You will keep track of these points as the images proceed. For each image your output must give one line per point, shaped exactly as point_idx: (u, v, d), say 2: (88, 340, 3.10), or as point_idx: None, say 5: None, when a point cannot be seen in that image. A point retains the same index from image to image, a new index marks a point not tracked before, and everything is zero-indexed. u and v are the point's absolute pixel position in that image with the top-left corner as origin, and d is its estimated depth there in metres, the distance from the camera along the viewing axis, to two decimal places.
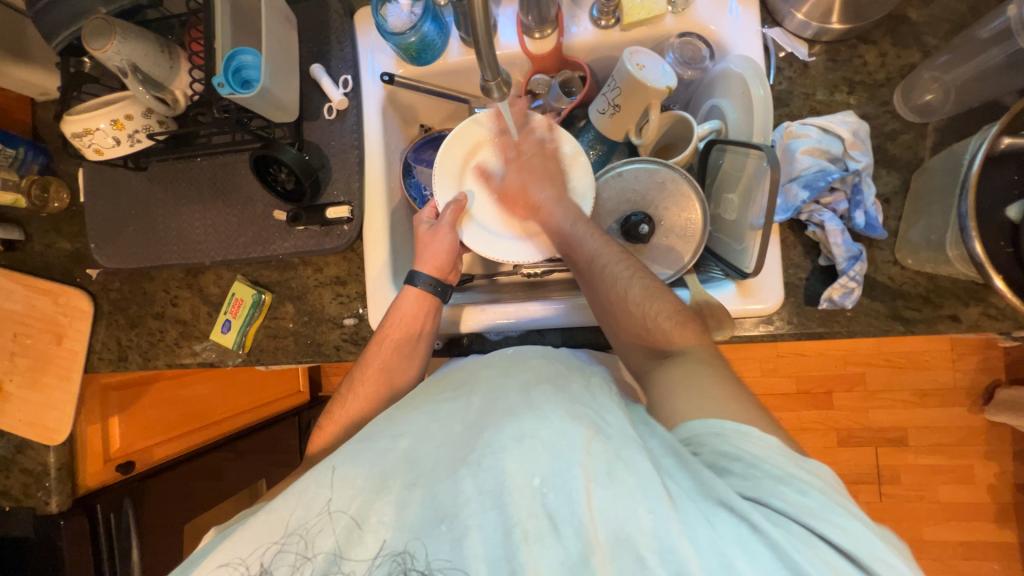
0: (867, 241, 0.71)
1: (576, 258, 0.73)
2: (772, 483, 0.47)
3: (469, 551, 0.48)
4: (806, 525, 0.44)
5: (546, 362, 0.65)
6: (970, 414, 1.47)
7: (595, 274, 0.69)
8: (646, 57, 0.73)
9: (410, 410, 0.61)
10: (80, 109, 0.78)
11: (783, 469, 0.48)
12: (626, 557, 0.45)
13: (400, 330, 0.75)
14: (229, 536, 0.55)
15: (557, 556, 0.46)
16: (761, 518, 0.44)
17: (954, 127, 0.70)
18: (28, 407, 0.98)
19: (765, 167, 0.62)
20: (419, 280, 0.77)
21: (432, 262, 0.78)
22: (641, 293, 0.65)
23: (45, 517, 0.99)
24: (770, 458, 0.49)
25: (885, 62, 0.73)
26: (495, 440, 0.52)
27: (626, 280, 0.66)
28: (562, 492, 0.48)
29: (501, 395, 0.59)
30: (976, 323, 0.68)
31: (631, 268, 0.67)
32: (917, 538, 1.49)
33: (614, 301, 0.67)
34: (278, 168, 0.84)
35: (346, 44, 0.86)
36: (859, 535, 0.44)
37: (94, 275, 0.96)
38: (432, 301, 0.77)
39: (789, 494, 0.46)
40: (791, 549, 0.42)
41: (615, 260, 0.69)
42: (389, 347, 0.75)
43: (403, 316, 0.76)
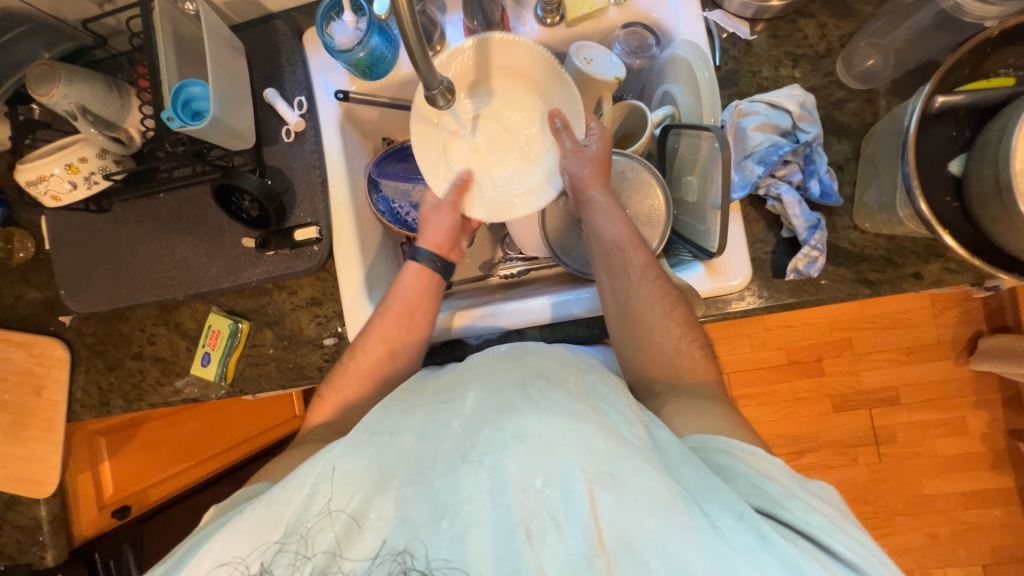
0: (826, 209, 0.72)
1: (615, 269, 0.72)
2: (779, 498, 0.49)
3: (470, 550, 0.47)
4: (816, 541, 0.46)
5: (541, 359, 0.65)
6: (956, 366, 1.50)
7: (623, 278, 0.71)
8: (593, 50, 0.75)
9: (405, 409, 0.61)
10: (31, 157, 0.78)
11: (785, 488, 0.50)
12: (631, 562, 0.45)
13: (406, 304, 0.75)
14: (225, 528, 0.54)
15: (561, 553, 0.46)
16: (769, 527, 0.45)
17: (897, 90, 0.72)
18: (12, 463, 0.97)
19: (716, 148, 0.64)
20: (420, 255, 0.78)
21: (433, 239, 0.78)
22: (679, 319, 0.68)
23: (43, 571, 0.97)
24: (774, 477, 0.52)
25: (825, 33, 0.75)
26: (496, 439, 0.52)
27: (665, 304, 0.68)
28: (564, 494, 0.48)
29: (496, 390, 0.59)
30: (939, 278, 0.70)
31: (670, 293, 0.69)
32: (919, 494, 1.52)
33: (649, 320, 0.68)
34: (241, 196, 0.83)
35: (297, 65, 0.86)
36: (858, 550, 0.46)
37: (68, 322, 0.95)
38: (436, 279, 0.78)
39: (797, 509, 0.48)
40: (800, 560, 0.43)
41: (643, 266, 0.71)
42: (393, 318, 0.74)
43: (407, 290, 0.76)
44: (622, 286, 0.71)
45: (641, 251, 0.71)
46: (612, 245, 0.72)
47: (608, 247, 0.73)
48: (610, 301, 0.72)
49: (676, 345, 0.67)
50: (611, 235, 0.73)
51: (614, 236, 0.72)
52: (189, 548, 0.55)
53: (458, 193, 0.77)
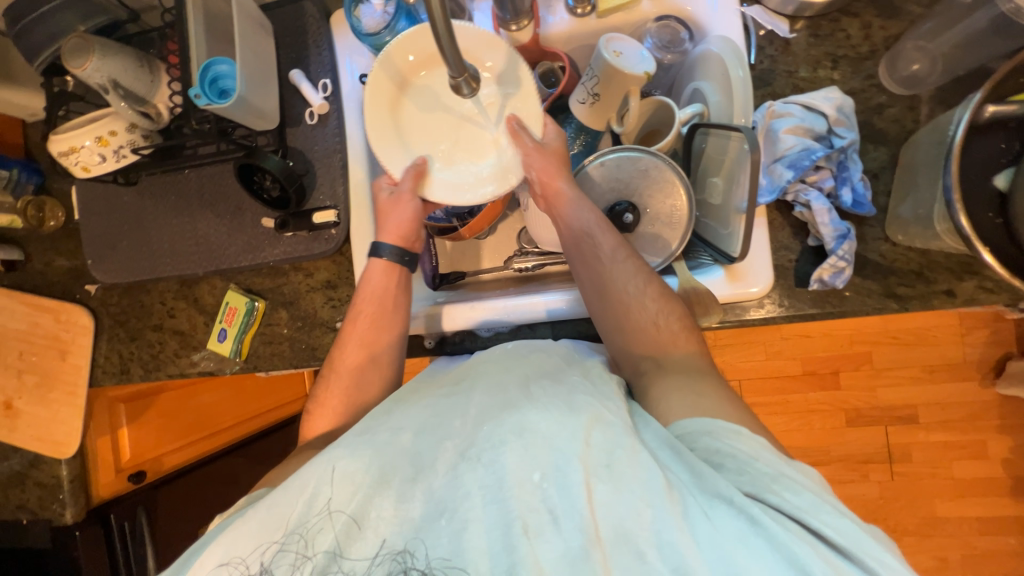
0: (856, 219, 0.69)
1: (587, 257, 0.70)
2: (767, 479, 0.48)
3: (469, 546, 0.48)
4: (804, 523, 0.45)
5: (546, 357, 0.65)
6: (981, 388, 1.44)
7: (599, 260, 0.69)
8: (623, 43, 0.73)
9: (409, 406, 0.60)
10: (64, 128, 0.80)
11: (773, 467, 0.49)
12: (626, 553, 0.45)
13: (376, 302, 0.74)
14: (225, 531, 0.54)
15: (558, 547, 0.46)
16: (759, 512, 0.45)
17: (942, 97, 0.69)
18: (37, 423, 1.01)
19: (746, 150, 0.61)
20: (384, 251, 0.76)
21: (395, 231, 0.76)
22: (655, 292, 0.66)
23: (62, 528, 1.02)
24: (761, 455, 0.50)
25: (869, 34, 0.71)
26: (495, 434, 0.52)
27: (639, 281, 0.67)
28: (562, 487, 0.48)
29: (500, 387, 0.59)
30: (972, 297, 0.67)
31: (644, 270, 0.68)
32: (931, 516, 1.48)
33: (626, 302, 0.66)
34: (262, 175, 0.83)
35: (324, 47, 0.86)
36: (849, 532, 0.45)
37: (93, 290, 0.98)
38: (403, 273, 0.77)
39: (784, 492, 0.47)
40: (789, 541, 0.43)
41: (617, 247, 0.69)
42: (367, 321, 0.74)
43: (374, 289, 0.75)
44: (597, 273, 0.69)
45: (610, 234, 0.70)
46: (583, 231, 0.71)
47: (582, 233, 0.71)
48: (588, 291, 0.70)
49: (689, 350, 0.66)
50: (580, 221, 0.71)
51: (584, 223, 0.71)
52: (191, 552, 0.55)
53: (416, 178, 0.76)
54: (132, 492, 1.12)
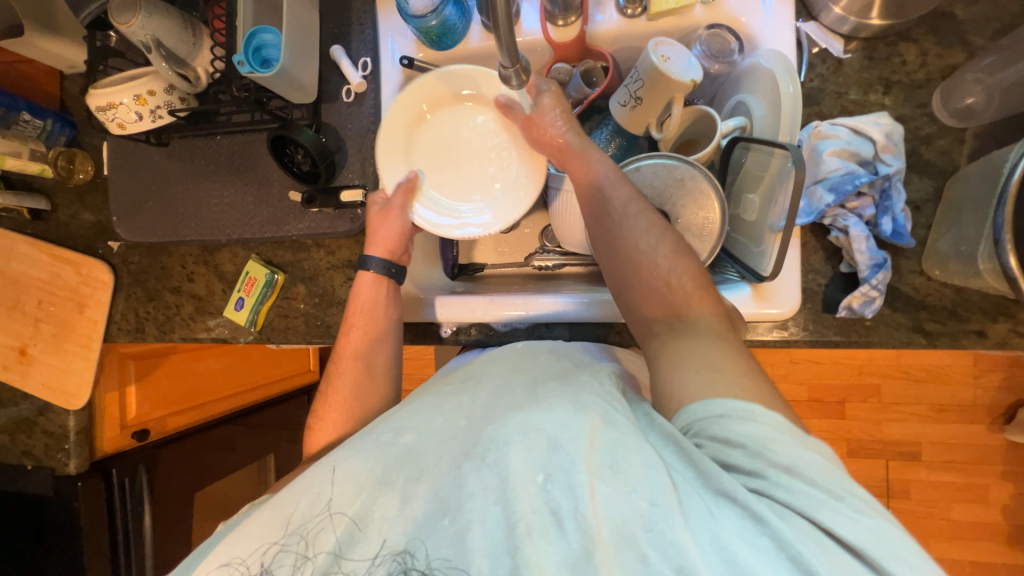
0: (892, 249, 0.68)
1: (600, 214, 0.71)
2: (778, 470, 0.45)
3: (470, 549, 0.47)
4: (813, 521, 0.43)
5: (555, 360, 0.66)
6: (989, 432, 1.42)
7: (619, 220, 0.69)
8: (672, 48, 0.71)
9: (413, 404, 0.62)
10: (104, 83, 0.79)
11: (786, 454, 0.46)
12: (629, 555, 0.44)
13: (366, 316, 0.78)
14: (229, 535, 0.55)
15: (561, 550, 0.46)
16: (763, 510, 0.43)
17: (994, 133, 0.67)
18: (50, 372, 1.02)
19: (789, 169, 0.60)
20: (372, 264, 0.79)
21: (383, 245, 0.80)
22: (668, 251, 0.66)
23: (64, 477, 1.03)
24: (774, 439, 0.47)
25: (925, 61, 0.70)
26: (499, 435, 0.52)
27: (652, 237, 0.67)
28: (565, 486, 0.48)
29: (506, 390, 0.60)
30: (1004, 340, 0.65)
31: (658, 228, 0.68)
32: (924, 555, 1.46)
33: (637, 260, 0.67)
34: (295, 149, 0.83)
35: (367, 25, 0.85)
36: (868, 528, 0.42)
37: (116, 247, 0.99)
38: (391, 284, 0.80)
39: (796, 486, 0.44)
40: (796, 545, 0.42)
41: (637, 206, 0.69)
42: (358, 334, 0.78)
43: (365, 302, 0.78)
44: (609, 231, 0.70)
45: (623, 191, 0.70)
46: (595, 189, 0.71)
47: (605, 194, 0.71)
48: (601, 252, 0.71)
49: None
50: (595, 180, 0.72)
51: (597, 181, 0.71)
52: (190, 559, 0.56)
53: (406, 194, 0.80)
54: (134, 449, 1.13)
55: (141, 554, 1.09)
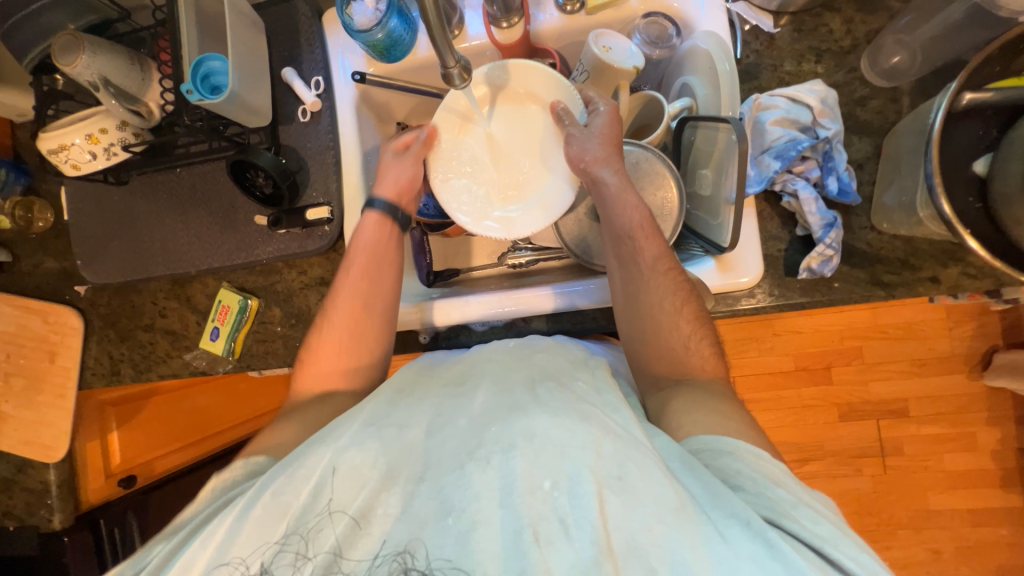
0: (842, 208, 0.71)
1: (628, 257, 0.69)
2: (786, 505, 0.49)
3: (475, 549, 0.47)
4: (824, 556, 0.45)
5: (551, 358, 0.67)
6: (969, 380, 1.46)
7: (645, 275, 0.68)
8: (613, 39, 0.74)
9: (413, 401, 0.62)
10: (53, 125, 0.78)
11: (794, 494, 0.50)
12: (637, 567, 0.45)
13: (368, 255, 0.76)
14: (216, 520, 0.53)
15: (568, 555, 0.46)
16: (777, 536, 0.45)
17: (922, 89, 0.71)
18: (25, 427, 0.99)
19: (733, 141, 0.63)
20: (378, 204, 0.77)
21: (392, 187, 0.78)
22: (689, 316, 0.67)
23: (49, 534, 1.00)
24: (782, 482, 0.51)
25: (851, 28, 0.73)
26: (504, 438, 0.53)
27: (675, 298, 0.67)
28: (573, 495, 0.48)
29: (506, 389, 0.61)
30: (956, 283, 0.68)
31: (681, 282, 0.68)
32: (923, 508, 1.49)
33: (658, 310, 0.67)
34: (255, 172, 0.83)
35: (316, 45, 0.86)
36: (869, 566, 0.46)
37: (83, 291, 0.97)
38: (395, 228, 0.78)
39: (805, 520, 0.47)
40: (808, 570, 0.42)
41: (664, 265, 0.68)
42: (360, 270, 0.75)
43: (367, 242, 0.76)
44: (634, 276, 0.69)
45: (652, 239, 0.68)
46: (625, 229, 0.70)
47: (634, 245, 0.69)
48: (619, 292, 0.71)
49: (685, 338, 0.66)
50: (626, 218, 0.70)
51: (630, 219, 0.69)
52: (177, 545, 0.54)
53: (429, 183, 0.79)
54: (121, 496, 1.11)
55: None
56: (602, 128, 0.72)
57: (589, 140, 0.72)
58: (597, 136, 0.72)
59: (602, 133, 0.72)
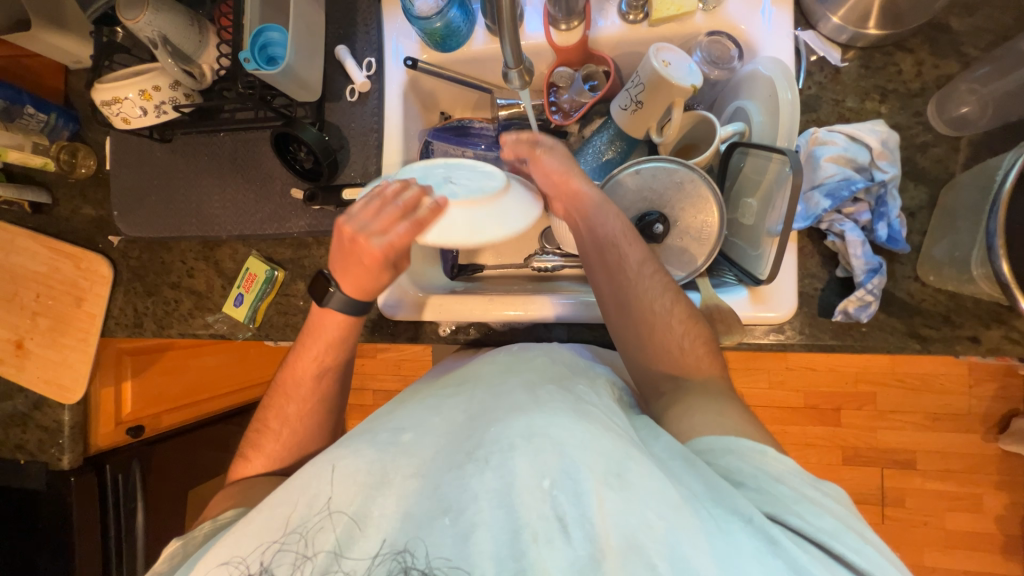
0: (888, 255, 0.69)
1: (613, 266, 0.70)
2: (788, 501, 0.49)
3: (474, 550, 0.47)
4: (824, 547, 0.46)
5: (551, 363, 0.66)
6: (983, 442, 1.43)
7: (633, 282, 0.68)
8: (672, 54, 0.73)
9: (410, 406, 0.63)
10: (110, 78, 0.80)
11: (795, 489, 0.50)
12: (637, 565, 0.44)
13: (312, 354, 0.73)
14: (228, 535, 0.55)
15: (568, 556, 0.46)
16: (778, 533, 0.46)
17: (988, 142, 0.68)
18: (46, 365, 1.01)
19: (787, 173, 0.61)
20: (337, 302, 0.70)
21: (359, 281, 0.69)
22: (682, 314, 0.67)
23: (57, 473, 1.02)
24: (784, 477, 0.52)
25: (921, 71, 0.71)
26: (503, 437, 0.52)
27: (666, 299, 0.67)
28: (573, 495, 0.48)
29: (505, 392, 0.60)
30: (997, 346, 0.66)
31: (667, 283, 0.69)
32: (918, 564, 1.46)
33: (650, 312, 0.67)
34: (298, 146, 0.84)
35: (372, 26, 0.86)
36: (872, 557, 0.46)
37: (115, 242, 0.99)
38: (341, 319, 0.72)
39: (806, 515, 0.48)
40: (808, 564, 0.44)
41: (650, 272, 0.69)
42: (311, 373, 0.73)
43: (313, 338, 0.73)
44: (622, 284, 0.69)
45: (636, 245, 0.69)
46: (608, 241, 0.70)
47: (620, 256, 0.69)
48: (608, 302, 0.70)
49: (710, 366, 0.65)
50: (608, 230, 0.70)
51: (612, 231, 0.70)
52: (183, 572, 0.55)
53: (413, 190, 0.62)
54: (128, 445, 1.14)
55: (133, 553, 1.08)
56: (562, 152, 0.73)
57: (556, 157, 0.72)
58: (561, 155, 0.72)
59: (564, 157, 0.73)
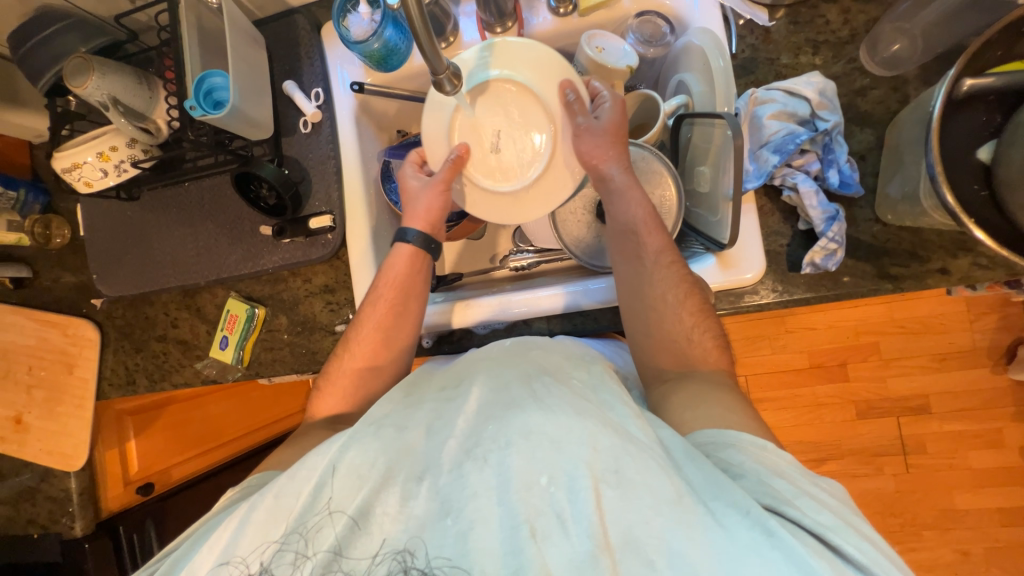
0: (845, 201, 0.70)
1: (631, 251, 0.70)
2: (788, 495, 0.49)
3: (473, 548, 0.48)
4: (823, 538, 0.46)
5: (546, 355, 0.67)
6: (993, 375, 1.42)
7: (651, 269, 0.69)
8: (606, 39, 0.75)
9: (411, 405, 0.61)
10: (67, 144, 0.82)
11: (796, 484, 0.50)
12: (634, 559, 0.45)
13: (397, 289, 0.75)
14: (223, 533, 0.54)
15: (566, 551, 0.47)
16: (776, 524, 0.45)
17: (924, 77, 0.69)
18: (46, 436, 1.02)
19: (729, 137, 0.62)
20: (410, 237, 0.77)
21: (424, 218, 0.77)
22: (692, 308, 0.67)
23: (71, 541, 1.03)
24: (785, 473, 0.52)
25: (848, 18, 0.72)
26: (501, 435, 0.53)
27: (679, 292, 0.68)
28: (571, 492, 0.48)
29: (504, 387, 0.60)
30: (967, 275, 0.66)
31: (684, 276, 0.69)
32: (949, 508, 1.44)
33: (662, 304, 0.68)
34: (259, 184, 0.85)
35: (315, 57, 0.88)
36: (870, 553, 0.46)
37: (99, 304, 1.00)
38: (422, 257, 0.77)
39: (806, 509, 0.47)
40: (806, 554, 0.43)
41: (669, 261, 0.69)
42: (385, 308, 0.75)
43: (395, 274, 0.76)
44: (639, 271, 0.70)
45: (657, 235, 0.70)
46: (628, 225, 0.70)
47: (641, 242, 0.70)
48: (624, 284, 0.72)
49: (686, 335, 0.67)
50: (631, 214, 0.70)
51: (634, 215, 0.70)
52: (187, 551, 0.56)
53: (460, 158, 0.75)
54: (140, 503, 1.14)
55: None
56: (612, 123, 0.70)
57: (597, 134, 0.70)
58: (605, 131, 0.70)
59: (605, 127, 0.70)
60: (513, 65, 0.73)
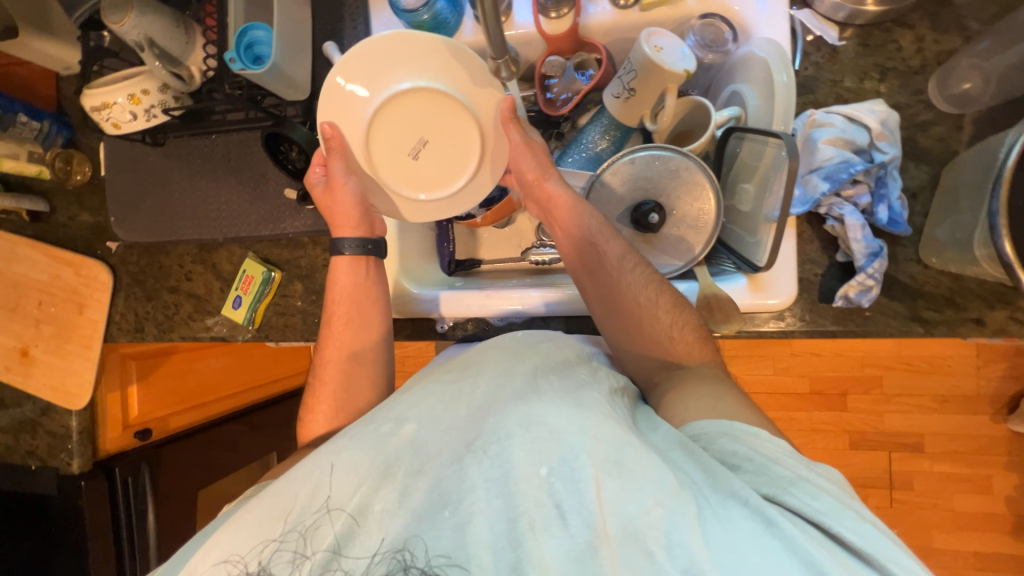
0: (889, 238, 0.68)
1: (594, 263, 0.71)
2: (784, 482, 0.49)
3: (471, 541, 0.48)
4: (823, 527, 0.45)
5: (555, 349, 0.66)
6: (992, 423, 1.41)
7: (616, 275, 0.70)
8: (665, 38, 0.71)
9: (412, 393, 0.62)
10: (99, 83, 0.80)
11: (791, 470, 0.50)
12: (635, 551, 0.44)
13: (345, 299, 0.77)
14: (218, 534, 0.53)
15: (565, 542, 0.46)
16: (775, 514, 0.45)
17: (992, 118, 0.67)
18: (51, 372, 1.02)
19: (782, 158, 0.60)
20: (345, 246, 0.77)
21: (344, 221, 0.77)
22: (666, 304, 0.68)
23: (67, 477, 1.03)
24: (780, 459, 0.51)
25: (921, 47, 0.69)
26: (501, 426, 0.52)
27: (651, 291, 0.69)
28: (571, 484, 0.48)
29: (507, 377, 0.60)
30: (1002, 327, 0.65)
31: (652, 276, 0.70)
32: (927, 546, 1.45)
33: (637, 306, 0.69)
34: (289, 146, 0.83)
35: (360, 22, 0.86)
36: (870, 535, 0.45)
37: (114, 247, 0.99)
38: (372, 263, 0.80)
39: (800, 495, 0.47)
40: (805, 545, 0.43)
41: (631, 266, 0.70)
42: (341, 320, 0.77)
43: (345, 288, 0.77)
44: (606, 279, 0.70)
45: (614, 240, 0.71)
46: (588, 237, 0.72)
47: (601, 249, 0.71)
48: (593, 296, 0.71)
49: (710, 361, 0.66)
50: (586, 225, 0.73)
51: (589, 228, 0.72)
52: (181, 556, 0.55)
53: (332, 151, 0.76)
54: (136, 448, 1.14)
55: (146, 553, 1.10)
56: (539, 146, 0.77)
57: (532, 156, 0.76)
58: (534, 151, 0.76)
59: (535, 147, 0.77)
60: (454, 68, 0.74)
